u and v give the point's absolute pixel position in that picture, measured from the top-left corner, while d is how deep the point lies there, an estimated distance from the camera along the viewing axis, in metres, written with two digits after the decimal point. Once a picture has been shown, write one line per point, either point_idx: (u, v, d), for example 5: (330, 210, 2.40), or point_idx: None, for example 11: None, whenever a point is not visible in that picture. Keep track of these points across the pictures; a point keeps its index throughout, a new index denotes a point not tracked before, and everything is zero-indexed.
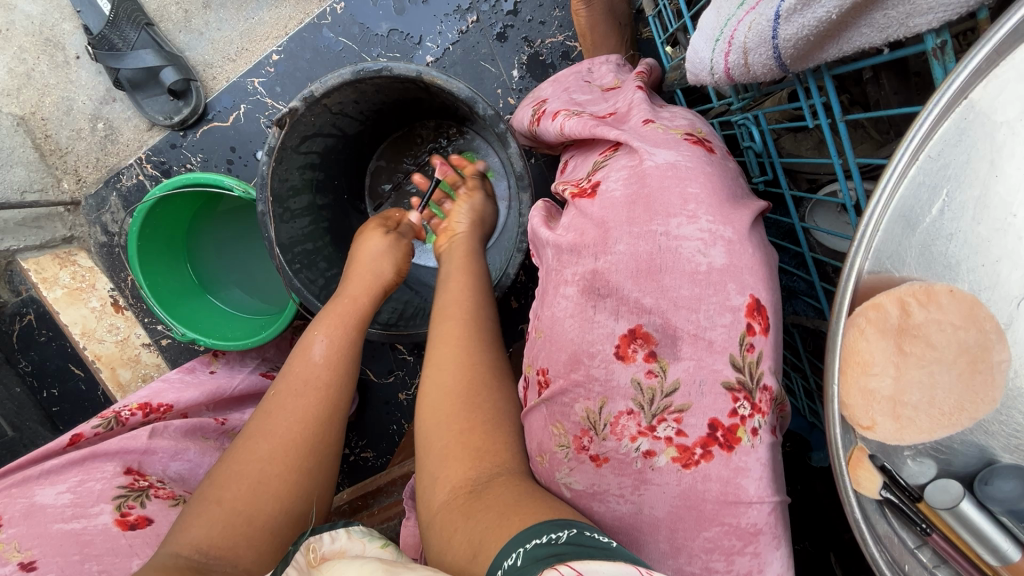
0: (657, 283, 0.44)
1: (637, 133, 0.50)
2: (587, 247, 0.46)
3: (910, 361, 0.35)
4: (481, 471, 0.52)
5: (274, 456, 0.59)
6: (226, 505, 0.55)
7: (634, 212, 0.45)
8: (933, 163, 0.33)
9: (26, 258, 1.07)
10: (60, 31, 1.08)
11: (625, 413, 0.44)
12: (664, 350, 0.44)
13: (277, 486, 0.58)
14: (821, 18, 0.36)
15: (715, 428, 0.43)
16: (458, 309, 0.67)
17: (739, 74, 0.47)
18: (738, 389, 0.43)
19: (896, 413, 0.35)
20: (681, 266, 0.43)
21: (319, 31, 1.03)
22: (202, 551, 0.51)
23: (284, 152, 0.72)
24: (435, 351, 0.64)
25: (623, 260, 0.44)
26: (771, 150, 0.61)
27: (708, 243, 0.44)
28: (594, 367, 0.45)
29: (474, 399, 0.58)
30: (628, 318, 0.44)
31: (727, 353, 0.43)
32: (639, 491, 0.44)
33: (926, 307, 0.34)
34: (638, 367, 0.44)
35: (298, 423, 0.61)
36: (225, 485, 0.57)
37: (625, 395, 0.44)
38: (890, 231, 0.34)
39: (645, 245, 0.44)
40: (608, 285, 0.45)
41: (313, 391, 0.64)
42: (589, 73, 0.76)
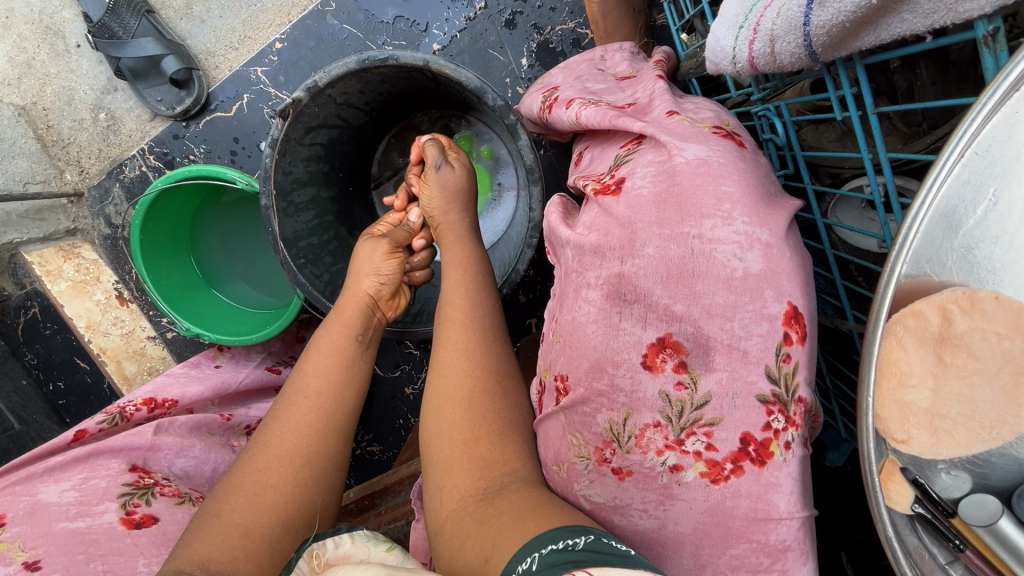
0: (688, 289, 0.41)
1: (662, 126, 0.47)
2: (612, 249, 0.44)
3: (950, 372, 0.32)
4: (491, 480, 0.51)
5: (271, 468, 0.58)
6: (225, 517, 0.54)
7: (664, 213, 0.43)
8: (981, 160, 0.31)
9: (29, 251, 1.06)
10: (60, 19, 1.06)
11: (652, 426, 0.42)
12: (696, 360, 0.42)
13: (275, 497, 0.57)
14: (857, 5, 0.34)
15: (746, 443, 0.41)
16: (455, 311, 0.64)
17: (764, 64, 0.45)
18: (772, 402, 0.41)
19: (933, 426, 0.32)
20: (715, 271, 0.41)
21: (323, 18, 1.00)
22: (204, 565, 0.49)
23: (287, 145, 0.70)
24: (439, 351, 0.63)
25: (652, 264, 0.42)
26: (793, 144, 0.59)
27: (745, 247, 0.41)
28: (619, 377, 0.43)
29: (476, 408, 0.57)
30: (657, 326, 0.42)
31: (763, 364, 0.41)
32: (664, 507, 0.43)
33: (968, 314, 0.31)
34: (667, 378, 0.42)
35: (294, 434, 0.61)
36: (225, 498, 0.56)
37: (652, 407, 0.42)
38: (931, 233, 0.32)
39: (676, 248, 0.42)
40: (635, 290, 0.43)
41: (306, 400, 0.64)
42: (602, 61, 0.74)
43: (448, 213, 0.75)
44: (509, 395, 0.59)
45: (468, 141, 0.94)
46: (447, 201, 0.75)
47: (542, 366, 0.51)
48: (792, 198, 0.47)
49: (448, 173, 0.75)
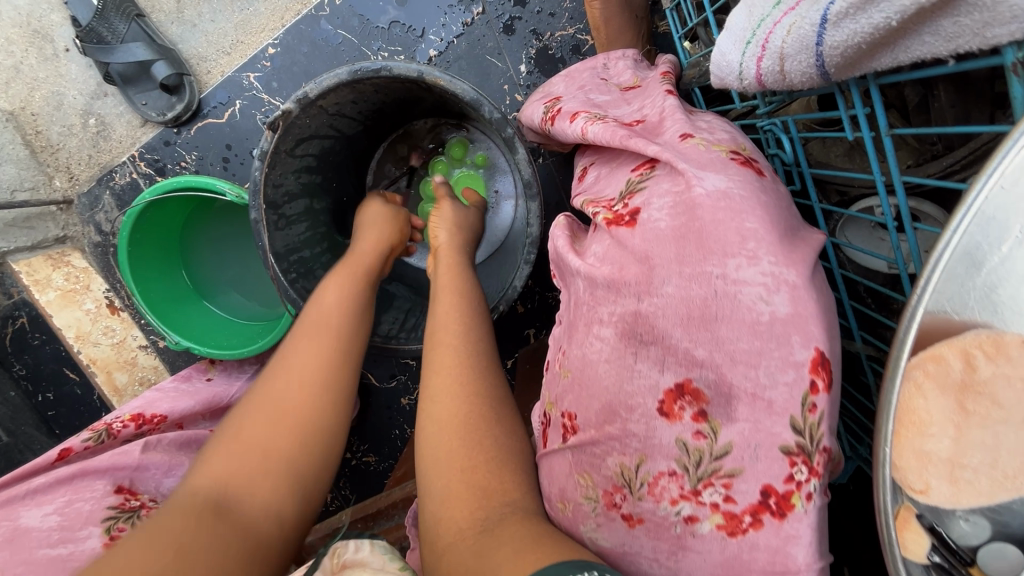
0: (711, 334, 0.40)
1: (677, 150, 0.46)
2: (627, 285, 0.42)
3: (972, 421, 0.30)
4: (489, 510, 0.49)
5: (287, 393, 0.61)
6: (243, 439, 0.58)
7: (684, 249, 0.41)
8: (1005, 194, 0.28)
9: (16, 260, 1.03)
10: (49, 22, 1.04)
11: (666, 474, 0.41)
12: (717, 410, 0.40)
13: (294, 427, 0.59)
14: (876, 25, 0.32)
15: (767, 495, 0.39)
16: (447, 334, 0.63)
17: (773, 81, 0.43)
18: (796, 454, 0.39)
19: (953, 477, 0.30)
20: (741, 315, 0.39)
21: (316, 23, 0.98)
22: (224, 484, 0.55)
23: (277, 156, 0.68)
24: (431, 377, 0.60)
25: (671, 304, 0.40)
26: (801, 160, 0.57)
27: (772, 288, 0.39)
28: (632, 422, 0.41)
29: (475, 434, 0.55)
30: (676, 371, 0.40)
31: (788, 415, 0.39)
32: (676, 558, 0.41)
33: (994, 360, 0.29)
34: (686, 427, 0.40)
35: (309, 364, 0.63)
36: (245, 419, 0.60)
37: (668, 455, 0.41)
38: (952, 270, 0.29)
39: (698, 289, 0.40)
40: (653, 331, 0.41)
41: (320, 332, 0.65)
42: (605, 70, 0.72)
43: (456, 239, 0.76)
44: (506, 424, 0.57)
45: (461, 144, 0.91)
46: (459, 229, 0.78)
47: (547, 399, 0.49)
48: (815, 231, 0.45)
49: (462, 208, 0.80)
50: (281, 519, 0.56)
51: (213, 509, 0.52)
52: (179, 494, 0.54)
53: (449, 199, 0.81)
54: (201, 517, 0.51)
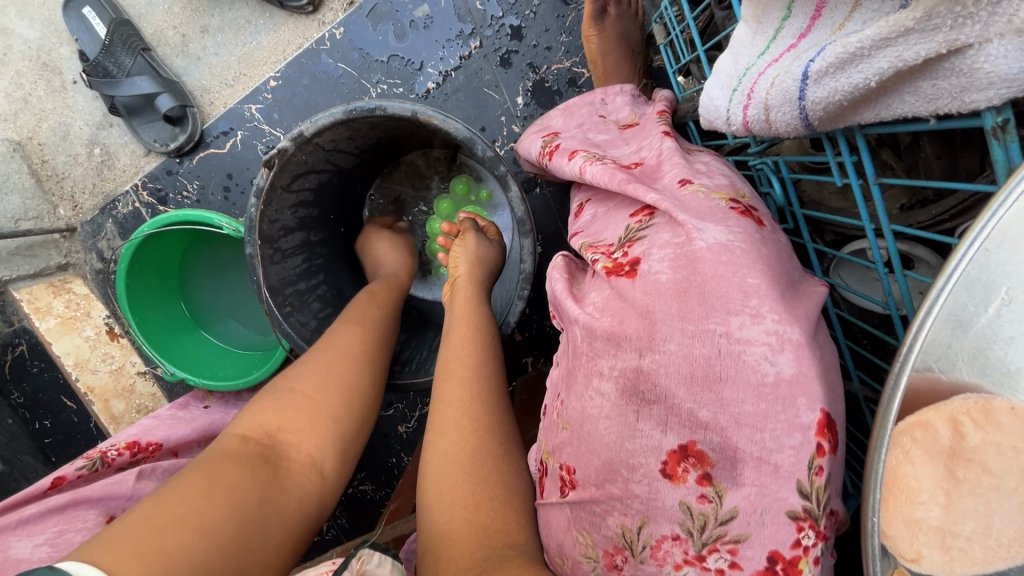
0: (715, 395, 0.39)
1: (677, 199, 0.46)
2: (628, 339, 0.42)
3: (962, 489, 0.29)
4: (492, 551, 0.48)
5: (340, 359, 0.65)
6: (301, 390, 0.61)
7: (686, 305, 0.40)
8: (990, 257, 0.28)
9: (18, 288, 1.05)
10: (57, 56, 1.06)
11: (670, 538, 0.41)
12: (723, 473, 0.39)
13: (342, 384, 0.63)
14: (855, 85, 0.32)
15: (774, 562, 0.39)
16: (460, 365, 0.63)
17: (759, 129, 0.43)
18: (803, 518, 0.39)
19: (944, 548, 0.29)
20: (745, 376, 0.39)
21: (317, 57, 0.99)
22: (271, 435, 0.57)
23: (273, 193, 0.68)
24: (438, 409, 0.60)
25: (674, 362, 0.40)
26: (793, 202, 0.57)
27: (776, 348, 0.39)
28: (634, 483, 0.41)
29: (477, 471, 0.54)
30: (680, 433, 0.40)
31: (795, 479, 0.38)
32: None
33: (982, 427, 0.28)
34: (690, 490, 0.40)
35: (362, 339, 0.68)
36: (302, 375, 0.62)
37: (671, 519, 0.41)
38: (937, 331, 0.29)
39: (701, 346, 0.39)
40: (655, 389, 0.40)
41: (367, 323, 0.71)
42: (603, 105, 0.72)
43: (477, 272, 0.75)
44: (512, 458, 0.57)
45: (464, 182, 0.92)
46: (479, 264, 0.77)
47: (545, 447, 0.50)
48: (815, 284, 0.45)
49: (484, 242, 0.79)
50: (321, 471, 0.58)
51: (262, 456, 0.55)
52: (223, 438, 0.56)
53: (473, 233, 0.79)
54: (251, 459, 0.53)
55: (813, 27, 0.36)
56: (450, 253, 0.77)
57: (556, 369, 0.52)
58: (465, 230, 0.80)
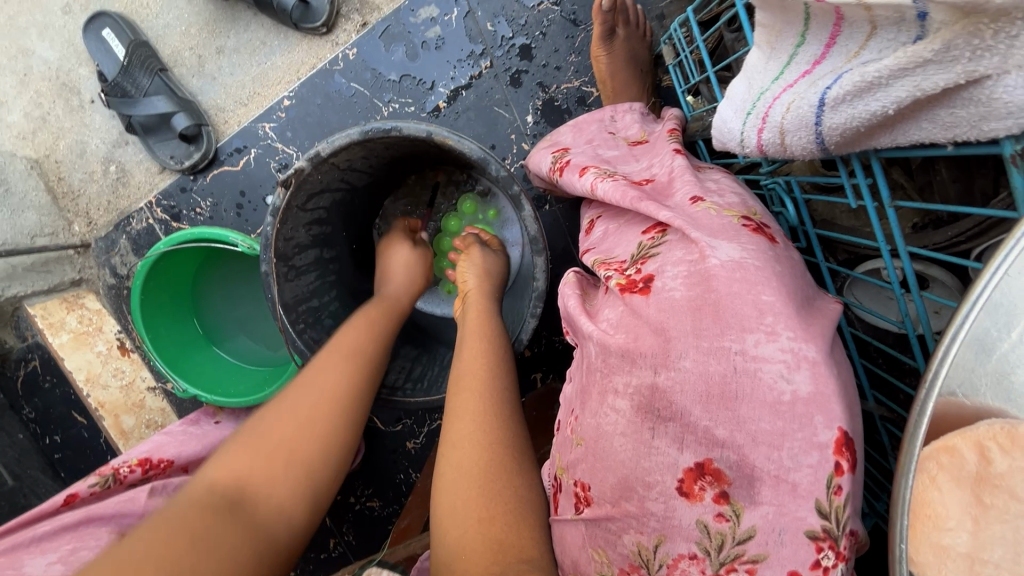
0: (732, 413, 0.39)
1: (690, 217, 0.46)
2: (642, 355, 0.42)
3: (991, 515, 0.29)
4: (506, 566, 0.49)
5: (321, 399, 0.63)
6: (273, 436, 0.60)
7: (700, 321, 0.41)
8: (1015, 282, 0.28)
9: (32, 304, 1.05)
10: (76, 75, 1.09)
11: (687, 557, 0.40)
12: (739, 491, 0.39)
13: (318, 430, 0.62)
14: (873, 112, 0.32)
15: None
16: (473, 378, 0.62)
17: (773, 151, 0.44)
18: (822, 538, 0.38)
19: (973, 574, 0.29)
20: (761, 394, 0.39)
21: (330, 77, 1.01)
22: (240, 482, 0.56)
23: (289, 212, 0.69)
24: (451, 424, 0.60)
25: (690, 380, 0.40)
26: (805, 220, 0.58)
27: (792, 366, 0.38)
28: (650, 500, 0.41)
29: (492, 485, 0.54)
30: (696, 451, 0.40)
31: (812, 499, 0.38)
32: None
33: (1009, 453, 0.28)
34: (706, 509, 0.40)
35: (343, 375, 0.66)
36: (275, 419, 0.61)
37: (688, 537, 0.40)
38: (960, 356, 0.29)
39: (716, 364, 0.39)
40: (670, 407, 0.40)
41: (353, 354, 0.69)
42: (612, 123, 0.73)
43: (486, 284, 0.76)
44: (528, 474, 0.56)
45: (473, 203, 0.94)
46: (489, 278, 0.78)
47: (559, 463, 0.50)
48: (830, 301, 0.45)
49: (491, 256, 0.81)
50: (293, 518, 0.57)
51: (227, 506, 0.54)
52: (190, 490, 0.55)
53: (479, 247, 0.81)
54: (214, 510, 0.53)
55: (827, 54, 0.37)
56: (459, 267, 0.79)
57: (569, 385, 0.53)
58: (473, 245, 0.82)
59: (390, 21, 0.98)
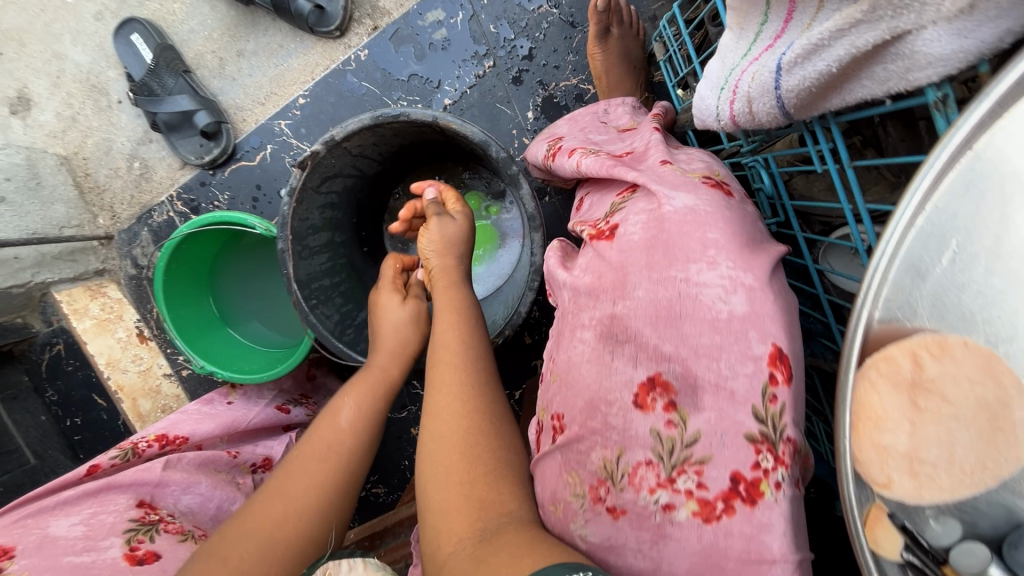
0: (676, 330, 0.43)
1: (654, 175, 0.51)
2: (604, 291, 0.47)
3: (925, 417, 0.33)
4: (489, 519, 0.51)
5: (288, 518, 0.62)
6: (232, 564, 0.58)
7: (653, 257, 0.45)
8: (940, 214, 0.33)
9: (59, 290, 1.10)
10: (105, 78, 1.16)
11: (643, 464, 0.43)
12: (685, 399, 0.43)
13: (278, 555, 0.60)
14: (820, 71, 0.37)
15: (736, 482, 0.41)
16: (448, 354, 0.67)
17: (744, 121, 0.48)
18: (761, 441, 0.41)
19: (912, 471, 0.33)
20: (702, 313, 0.43)
21: (343, 76, 1.07)
22: None
23: (304, 193, 0.74)
24: (431, 397, 0.64)
25: (642, 306, 0.44)
26: (781, 194, 0.63)
27: (729, 289, 0.43)
28: (612, 416, 0.44)
29: (470, 451, 0.57)
30: (647, 366, 0.44)
31: (750, 404, 0.41)
32: (657, 547, 0.42)
33: (939, 360, 0.33)
34: (658, 417, 0.43)
35: (315, 487, 0.65)
36: (234, 544, 0.59)
37: (644, 446, 0.43)
38: (899, 281, 0.34)
39: (664, 291, 0.44)
40: (626, 331, 0.45)
41: (334, 455, 0.68)
42: (605, 114, 0.78)
43: (448, 261, 0.78)
44: (502, 435, 0.60)
45: (475, 199, 1.00)
46: (446, 247, 0.79)
47: (541, 407, 0.52)
48: (777, 243, 0.48)
49: (447, 222, 0.79)
50: None
51: None
52: None
53: (436, 218, 0.79)
54: None
55: (785, 30, 0.42)
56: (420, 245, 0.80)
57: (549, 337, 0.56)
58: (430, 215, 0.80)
59: (400, 24, 1.04)
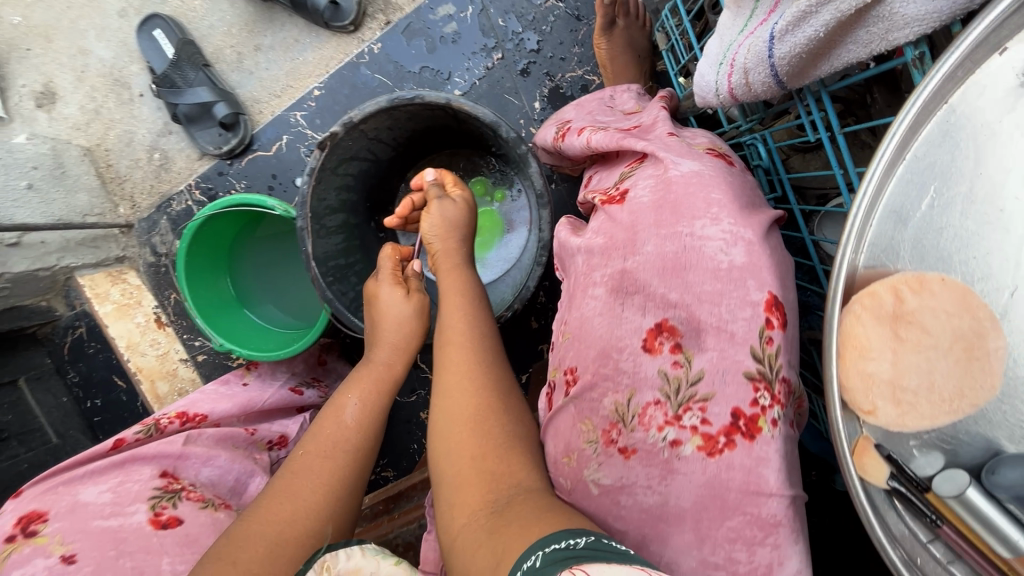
0: (681, 279, 0.47)
1: (663, 144, 0.55)
2: (616, 249, 0.51)
3: (906, 347, 0.37)
4: (499, 493, 0.51)
5: (297, 517, 0.60)
6: (241, 567, 0.54)
7: (661, 215, 0.49)
8: (919, 162, 0.36)
9: (83, 275, 1.15)
10: (128, 72, 1.20)
11: (652, 403, 0.47)
12: (689, 341, 0.47)
13: (288, 555, 0.57)
14: (809, 36, 0.40)
15: (737, 418, 0.45)
16: (455, 333, 0.66)
17: (742, 93, 0.51)
18: (758, 379, 0.45)
19: (895, 397, 0.37)
20: (705, 264, 0.47)
21: (357, 69, 1.11)
22: None
23: (322, 173, 0.78)
24: (441, 373, 0.63)
25: (650, 260, 0.48)
26: (779, 168, 0.66)
27: (730, 242, 0.47)
28: (623, 361, 0.48)
29: (481, 427, 0.57)
30: (655, 313, 0.48)
31: (748, 345, 0.46)
32: (666, 481, 0.46)
33: (918, 294, 0.36)
34: (665, 359, 0.47)
35: (323, 484, 0.64)
36: (241, 546, 0.56)
37: (653, 386, 0.47)
38: (882, 227, 0.37)
39: (672, 245, 0.48)
40: (635, 283, 0.49)
41: (341, 452, 0.67)
42: (611, 99, 0.81)
43: (450, 241, 0.77)
44: (512, 409, 0.60)
45: (482, 185, 1.03)
46: (447, 231, 0.77)
47: (552, 366, 0.56)
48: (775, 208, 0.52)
49: (448, 205, 0.78)
50: None
51: None
52: None
53: (438, 200, 0.78)
54: None
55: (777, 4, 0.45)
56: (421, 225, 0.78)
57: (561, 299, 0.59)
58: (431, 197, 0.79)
59: (411, 19, 1.09)
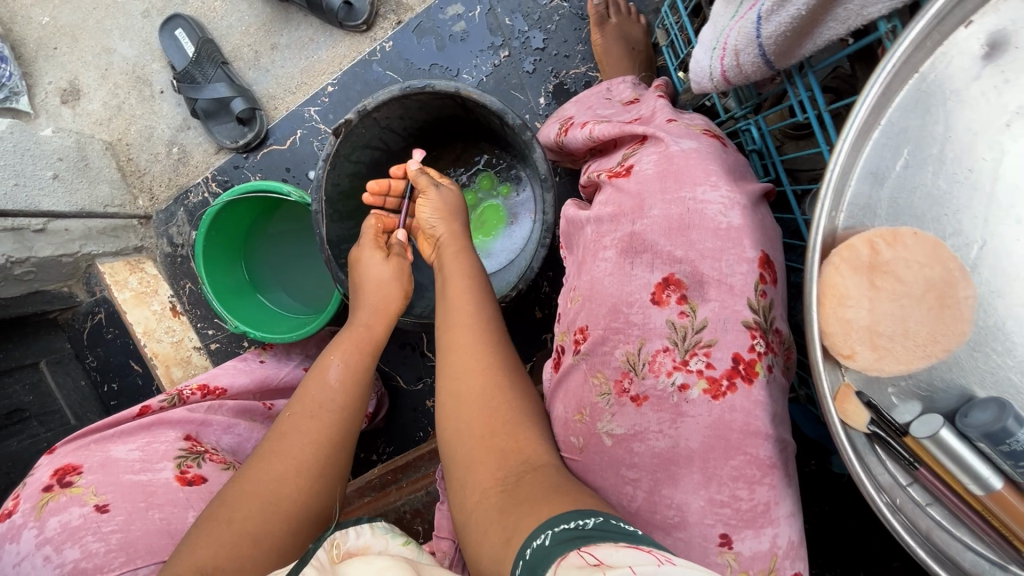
0: (685, 238, 0.53)
1: (663, 128, 0.60)
2: (625, 215, 0.57)
3: (883, 295, 0.40)
4: (509, 469, 0.53)
5: (289, 476, 0.60)
6: (236, 525, 0.56)
7: (665, 183, 0.55)
8: (892, 128, 0.40)
9: (103, 263, 1.19)
10: (150, 70, 1.26)
11: (662, 351, 0.52)
12: (693, 293, 0.52)
13: (282, 511, 0.58)
14: (792, 16, 0.43)
15: (737, 362, 0.51)
16: (461, 316, 0.67)
17: (734, 75, 0.54)
18: (755, 329, 0.52)
19: (873, 341, 0.39)
20: (706, 224, 0.53)
21: (369, 66, 1.16)
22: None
23: (336, 159, 0.82)
24: (448, 357, 0.65)
25: (657, 222, 0.54)
26: (772, 151, 0.69)
27: (727, 206, 0.53)
28: (633, 315, 0.54)
29: (491, 402, 0.59)
30: (662, 269, 0.53)
31: (745, 296, 0.52)
32: (675, 425, 0.52)
33: (892, 246, 0.39)
34: (672, 310, 0.53)
35: (312, 442, 0.63)
36: (236, 504, 0.57)
37: (661, 334, 0.53)
38: (859, 189, 0.40)
39: (676, 208, 0.54)
40: (643, 243, 0.54)
41: (327, 412, 0.66)
42: (608, 92, 0.85)
43: (453, 225, 0.80)
44: (518, 386, 0.62)
45: (488, 180, 1.06)
46: (449, 214, 0.80)
47: (561, 331, 0.62)
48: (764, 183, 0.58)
49: (447, 191, 0.81)
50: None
51: None
52: None
53: (432, 188, 0.80)
54: None
55: None
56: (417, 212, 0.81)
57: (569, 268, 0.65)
58: (425, 184, 0.80)
59: (422, 18, 1.13)
